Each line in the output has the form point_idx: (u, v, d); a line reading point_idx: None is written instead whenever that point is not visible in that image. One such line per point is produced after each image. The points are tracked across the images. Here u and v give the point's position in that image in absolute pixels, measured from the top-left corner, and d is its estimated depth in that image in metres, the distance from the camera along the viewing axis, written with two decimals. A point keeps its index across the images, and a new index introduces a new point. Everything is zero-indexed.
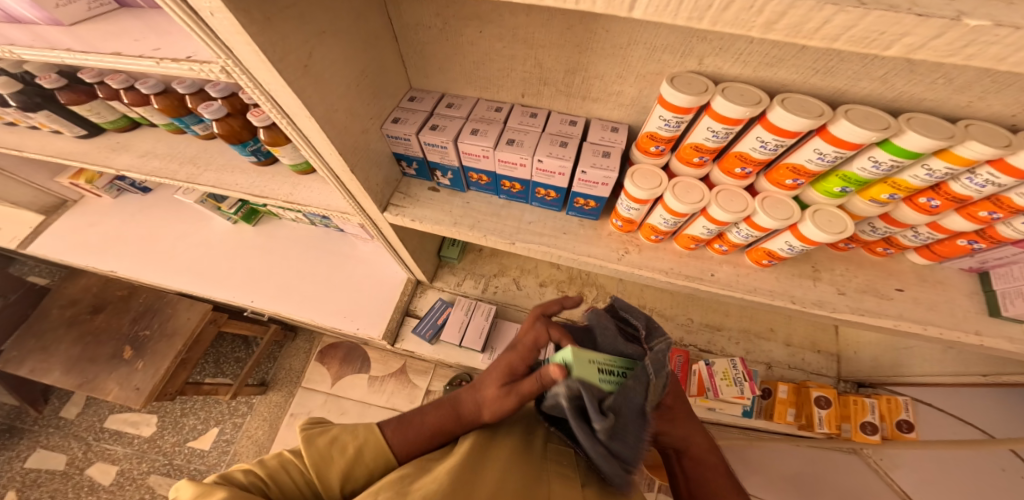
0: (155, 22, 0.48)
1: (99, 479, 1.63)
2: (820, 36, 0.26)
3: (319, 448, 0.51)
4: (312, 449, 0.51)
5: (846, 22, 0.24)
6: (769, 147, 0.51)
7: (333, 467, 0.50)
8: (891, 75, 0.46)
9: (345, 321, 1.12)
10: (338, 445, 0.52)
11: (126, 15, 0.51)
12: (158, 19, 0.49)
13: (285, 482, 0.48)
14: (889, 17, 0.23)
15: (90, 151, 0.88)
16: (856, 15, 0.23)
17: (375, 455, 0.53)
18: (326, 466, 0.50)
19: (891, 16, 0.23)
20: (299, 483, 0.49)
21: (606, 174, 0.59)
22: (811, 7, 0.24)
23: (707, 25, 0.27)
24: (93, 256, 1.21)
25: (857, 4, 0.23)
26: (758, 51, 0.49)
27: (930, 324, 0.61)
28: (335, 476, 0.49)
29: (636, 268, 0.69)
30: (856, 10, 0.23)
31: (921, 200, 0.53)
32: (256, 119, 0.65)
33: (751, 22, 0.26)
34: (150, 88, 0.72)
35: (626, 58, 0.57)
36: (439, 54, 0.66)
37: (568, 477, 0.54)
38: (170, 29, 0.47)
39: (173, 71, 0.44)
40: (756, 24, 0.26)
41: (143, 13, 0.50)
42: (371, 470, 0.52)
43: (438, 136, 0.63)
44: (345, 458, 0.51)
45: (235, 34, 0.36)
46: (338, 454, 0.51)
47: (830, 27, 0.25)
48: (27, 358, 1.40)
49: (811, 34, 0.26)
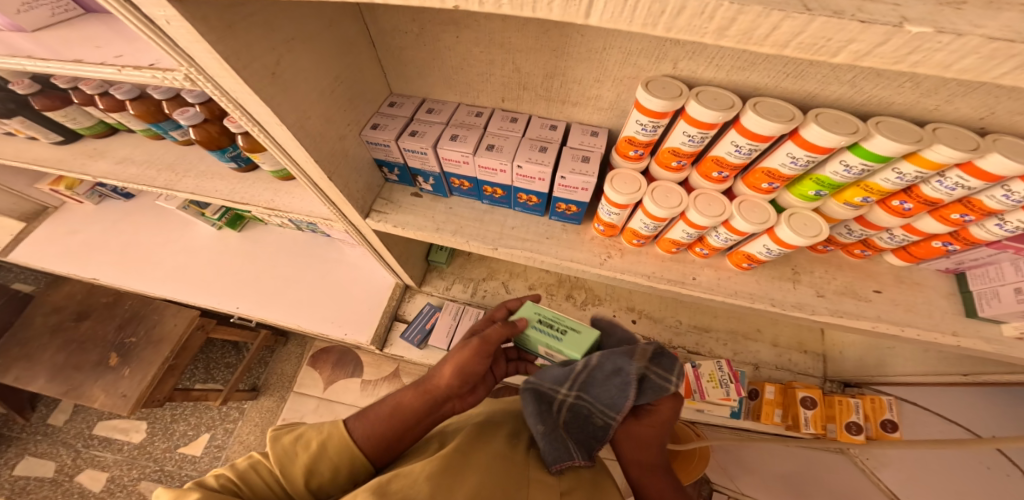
0: (121, 28, 0.48)
1: (88, 487, 1.61)
2: (771, 42, 0.26)
3: (285, 445, 0.52)
4: (278, 446, 0.51)
5: (795, 28, 0.24)
6: (744, 151, 0.51)
7: (300, 462, 0.50)
8: (859, 79, 0.47)
9: (333, 326, 1.11)
10: (302, 441, 0.52)
11: (92, 21, 0.50)
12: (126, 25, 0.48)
13: (256, 481, 0.48)
14: (835, 23, 0.23)
15: (67, 158, 0.86)
16: (803, 21, 0.24)
17: (337, 450, 0.52)
18: (292, 461, 0.50)
19: (837, 22, 0.23)
20: (268, 482, 0.48)
21: (585, 180, 0.59)
22: (760, 13, 0.24)
23: (663, 31, 0.27)
24: (74, 262, 1.19)
25: (803, 11, 0.23)
26: (729, 56, 0.49)
27: (907, 326, 0.61)
28: (299, 470, 0.50)
29: (619, 272, 0.69)
30: (803, 16, 0.23)
31: (895, 203, 0.53)
32: (233, 126, 0.66)
33: (705, 29, 0.26)
34: (125, 94, 0.71)
35: (602, 63, 0.57)
36: (417, 58, 0.65)
37: (549, 483, 0.53)
38: (136, 35, 0.47)
39: (136, 79, 0.43)
40: (709, 31, 0.26)
41: (108, 20, 0.49)
42: (336, 465, 0.52)
43: (417, 143, 0.62)
44: (309, 452, 0.51)
45: (194, 42, 0.35)
46: (301, 450, 0.51)
47: (779, 33, 0.25)
48: (11, 366, 1.38)
49: (763, 40, 0.26)
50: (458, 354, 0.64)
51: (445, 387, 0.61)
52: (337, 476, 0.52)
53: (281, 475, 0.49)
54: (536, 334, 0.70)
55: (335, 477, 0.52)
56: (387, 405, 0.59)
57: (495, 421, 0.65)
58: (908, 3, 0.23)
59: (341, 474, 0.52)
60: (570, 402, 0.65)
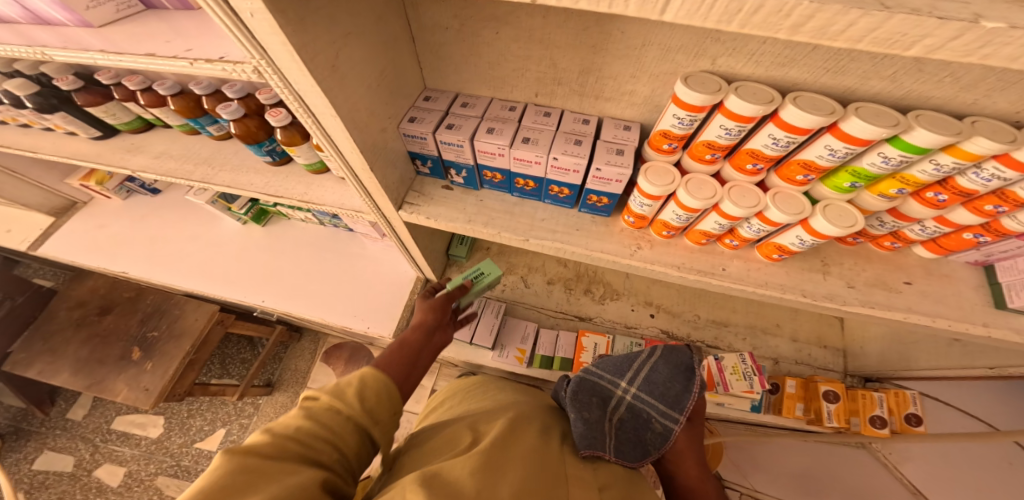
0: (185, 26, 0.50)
1: (106, 481, 1.63)
2: (844, 38, 0.27)
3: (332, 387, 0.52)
4: (320, 391, 0.52)
5: (871, 24, 0.25)
6: (781, 144, 0.52)
7: (349, 395, 0.51)
8: (900, 74, 0.48)
9: (355, 321, 1.12)
10: (343, 382, 0.53)
11: (152, 17, 0.52)
12: (187, 21, 0.50)
13: (320, 418, 0.48)
14: (913, 19, 0.24)
15: (105, 153, 0.89)
16: (880, 19, 0.25)
17: (373, 379, 0.54)
18: (342, 395, 0.51)
19: (915, 19, 0.24)
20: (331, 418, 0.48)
21: (620, 171, 0.60)
22: (839, 10, 0.25)
23: (735, 28, 0.29)
24: (103, 256, 1.22)
25: (881, 8, 0.24)
26: (770, 51, 0.50)
27: (938, 317, 0.62)
28: (353, 400, 0.50)
29: (649, 263, 0.70)
30: (880, 13, 0.24)
31: (929, 195, 0.54)
32: (274, 119, 0.68)
33: (779, 25, 0.28)
34: (168, 89, 0.74)
35: (640, 58, 0.58)
36: (455, 54, 0.67)
37: (587, 478, 0.54)
38: (199, 31, 0.49)
39: (206, 71, 0.45)
40: (783, 27, 0.27)
41: (171, 18, 0.52)
42: (380, 391, 0.53)
43: (454, 135, 0.64)
44: (355, 387, 0.52)
45: (271, 34, 0.37)
46: (347, 387, 0.52)
47: (854, 29, 0.26)
48: (36, 360, 1.41)
49: (836, 36, 0.27)
50: (423, 303, 0.80)
51: (429, 318, 0.76)
52: (383, 401, 0.52)
53: (335, 407, 0.50)
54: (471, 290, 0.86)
55: (382, 403, 0.52)
56: (389, 347, 0.67)
57: (527, 414, 0.67)
58: (978, 0, 0.24)
59: (386, 399, 0.53)
60: (626, 399, 0.74)
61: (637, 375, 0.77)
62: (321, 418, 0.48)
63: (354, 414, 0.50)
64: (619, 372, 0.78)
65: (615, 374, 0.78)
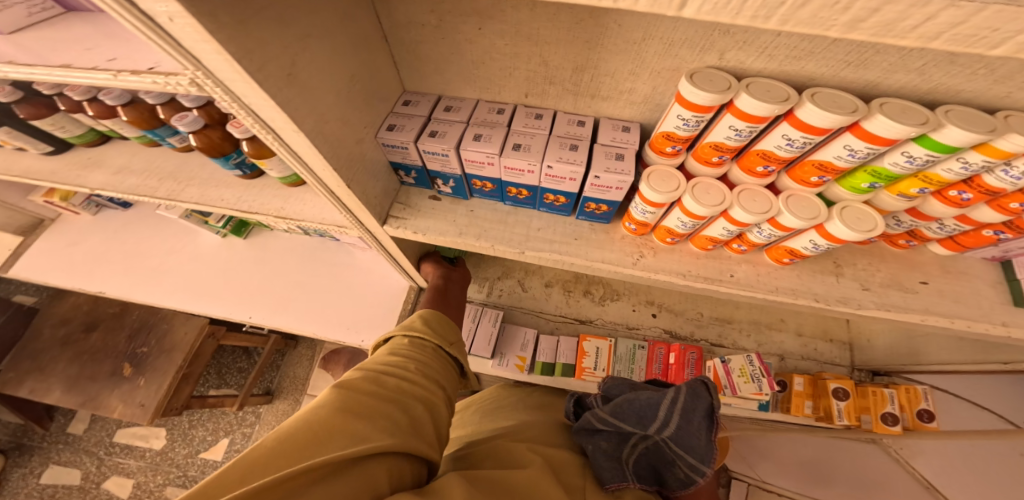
0: (133, 40, 0.45)
1: (116, 493, 1.61)
2: (917, 34, 0.24)
3: (401, 331, 0.65)
4: (397, 330, 0.66)
5: (955, 18, 0.23)
6: (796, 145, 0.48)
7: (420, 328, 0.66)
8: (928, 66, 0.43)
9: (349, 334, 1.08)
10: (410, 321, 0.68)
11: (74, 19, 0.49)
12: (110, 24, 0.48)
13: (403, 350, 0.61)
14: (1009, 11, 0.21)
15: (61, 170, 0.83)
16: (969, 11, 0.22)
17: (431, 313, 0.70)
18: (415, 329, 0.66)
19: (1012, 10, 0.21)
20: (411, 348, 0.62)
21: (621, 178, 0.56)
22: (913, 3, 0.22)
23: (777, 24, 0.26)
24: (77, 275, 1.16)
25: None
26: (785, 44, 0.45)
27: (957, 318, 0.59)
28: (423, 330, 0.66)
29: (652, 272, 0.66)
30: (971, 4, 0.21)
31: (952, 193, 0.50)
32: (238, 131, 0.62)
33: (833, 21, 0.25)
34: (115, 99, 0.67)
35: (639, 54, 0.53)
36: (436, 53, 0.62)
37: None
38: (125, 36, 0.46)
39: (133, 83, 0.43)
40: (838, 23, 0.25)
41: (118, 31, 0.46)
42: (439, 320, 0.69)
43: (438, 144, 0.59)
44: (419, 325, 0.67)
45: (201, 41, 0.33)
46: (414, 325, 0.66)
47: (934, 22, 0.23)
48: (26, 379, 1.36)
49: (905, 33, 0.24)
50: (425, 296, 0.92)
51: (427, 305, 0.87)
52: (444, 328, 0.69)
53: (412, 339, 0.64)
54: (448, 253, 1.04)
55: (444, 329, 0.69)
56: None
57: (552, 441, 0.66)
58: None
59: (446, 326, 0.70)
60: None
61: (660, 414, 0.57)
62: (402, 350, 0.61)
63: (429, 339, 0.65)
64: (633, 398, 0.61)
65: (627, 402, 0.62)
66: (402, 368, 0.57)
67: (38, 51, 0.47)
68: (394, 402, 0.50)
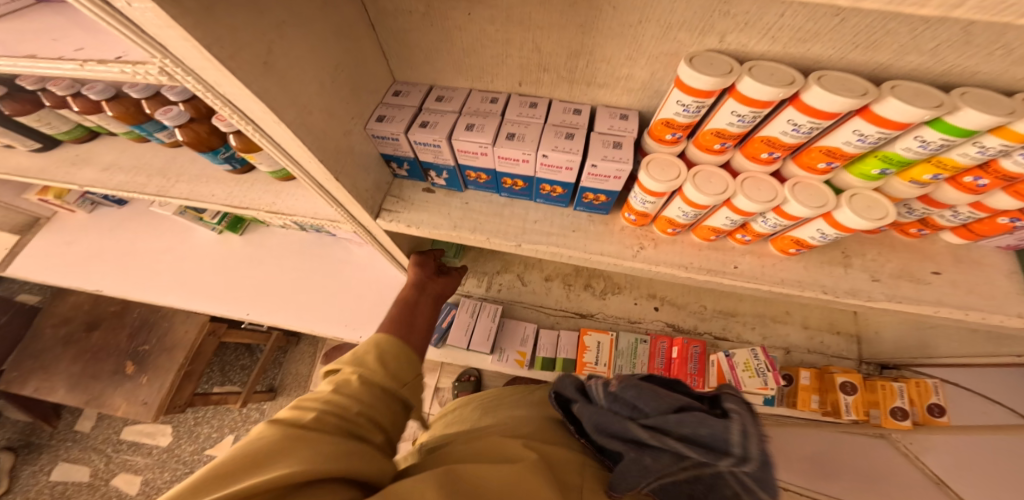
0: (105, 29, 0.44)
1: (125, 490, 1.62)
2: None
3: (352, 360, 0.52)
4: (345, 360, 0.53)
5: None
6: (802, 130, 0.45)
7: (371, 362, 0.53)
8: (942, 48, 0.41)
9: (347, 330, 1.07)
10: (361, 350, 0.55)
11: (44, 10, 0.48)
12: (82, 13, 0.46)
13: (346, 388, 0.48)
14: None
15: (50, 167, 0.81)
16: None
17: (388, 342, 0.56)
18: (365, 363, 0.52)
19: None
20: (357, 387, 0.49)
21: (619, 167, 0.53)
22: None
23: None
24: (73, 274, 1.15)
25: None
26: (789, 25, 0.43)
27: (971, 310, 0.57)
28: (377, 364, 0.52)
29: (653, 264, 0.64)
30: None
31: (967, 180, 0.48)
32: (223, 125, 0.61)
33: None
34: (99, 94, 0.66)
35: (636, 38, 0.51)
36: (424, 42, 0.59)
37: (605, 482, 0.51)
38: (95, 26, 0.45)
39: (102, 73, 0.41)
40: None
41: (89, 20, 0.45)
42: (399, 352, 0.55)
43: (429, 134, 0.57)
44: (374, 356, 0.54)
45: (165, 27, 0.31)
46: (367, 356, 0.53)
47: None
48: (29, 378, 1.37)
49: None
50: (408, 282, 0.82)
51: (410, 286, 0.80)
52: (404, 361, 0.55)
53: (362, 373, 0.51)
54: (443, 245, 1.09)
55: (404, 363, 0.55)
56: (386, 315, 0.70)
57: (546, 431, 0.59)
58: None
59: (406, 360, 0.56)
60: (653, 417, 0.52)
61: (733, 448, 0.40)
62: (346, 388, 0.48)
63: (382, 377, 0.51)
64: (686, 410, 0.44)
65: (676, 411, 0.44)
66: (343, 410, 0.45)
67: (3, 42, 0.45)
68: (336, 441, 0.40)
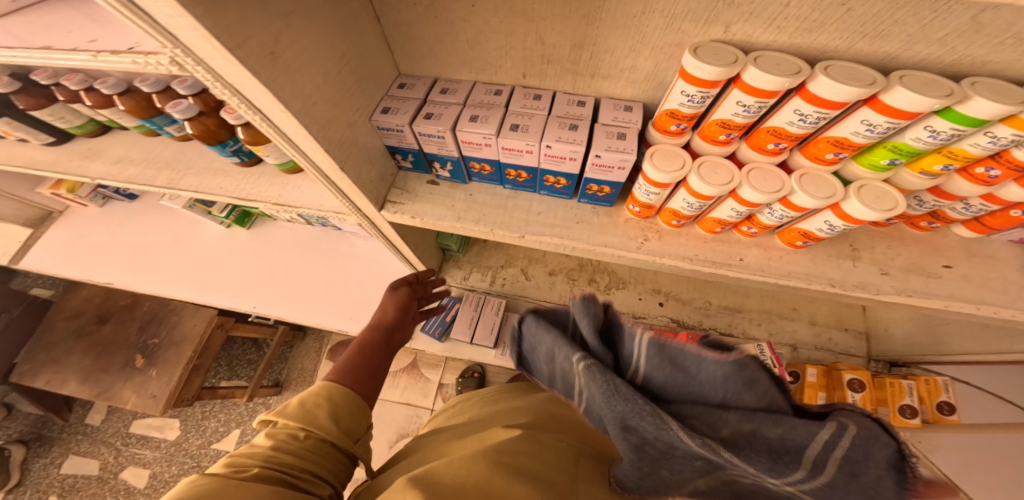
0: (116, 21, 0.44)
1: (133, 483, 1.65)
2: None
3: (299, 412, 0.52)
4: (290, 414, 0.51)
5: None
6: (809, 121, 0.45)
7: (321, 420, 0.51)
8: (952, 37, 0.40)
9: (352, 323, 1.08)
10: (310, 403, 0.53)
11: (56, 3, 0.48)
12: (92, 5, 0.47)
13: (286, 448, 0.48)
14: None
15: (62, 160, 0.83)
16: None
17: (342, 396, 0.55)
18: (314, 420, 0.51)
19: None
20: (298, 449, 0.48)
21: (622, 157, 0.53)
22: None
23: None
24: (84, 267, 1.17)
25: None
26: (795, 14, 0.42)
27: (983, 304, 0.56)
28: (323, 420, 0.51)
29: (658, 256, 0.63)
30: None
31: (978, 171, 0.47)
32: (232, 117, 0.61)
33: None
34: (111, 88, 0.67)
35: (640, 28, 0.51)
36: (428, 33, 0.60)
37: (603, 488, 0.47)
38: (105, 18, 0.45)
39: (115, 64, 0.42)
40: None
41: (100, 12, 0.45)
42: (348, 406, 0.54)
43: (434, 126, 0.57)
44: (323, 409, 0.52)
45: (176, 16, 0.32)
46: (316, 409, 0.52)
47: None
48: (41, 371, 1.39)
49: None
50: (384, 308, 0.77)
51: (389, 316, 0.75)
52: (353, 416, 0.54)
53: (306, 432, 0.50)
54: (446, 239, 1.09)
55: (354, 418, 0.54)
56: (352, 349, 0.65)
57: (540, 419, 0.59)
58: None
59: (359, 413, 0.55)
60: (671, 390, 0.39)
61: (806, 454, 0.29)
62: (287, 449, 0.48)
63: (327, 436, 0.50)
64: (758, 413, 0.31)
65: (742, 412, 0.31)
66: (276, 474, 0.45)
67: (18, 34, 0.46)
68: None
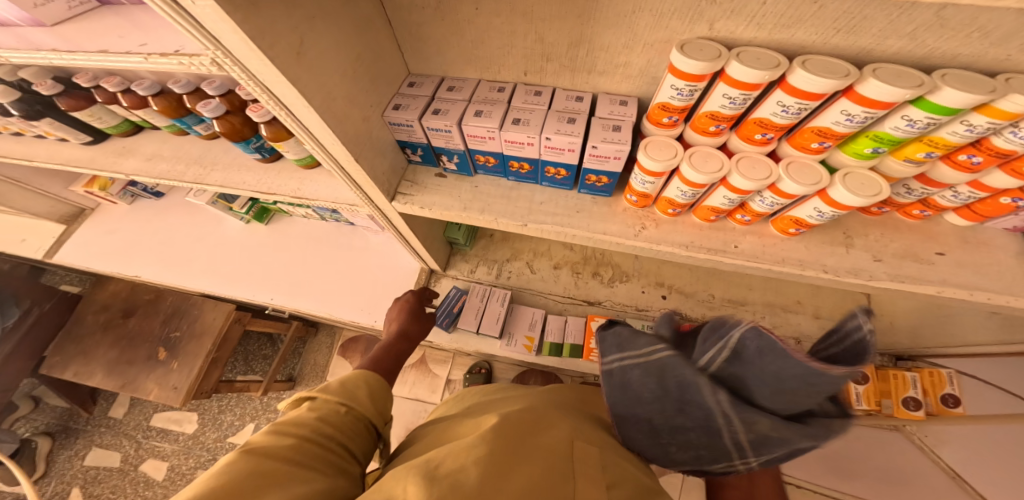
0: (159, 26, 0.49)
1: (153, 475, 1.71)
2: None
3: (341, 389, 0.57)
4: (332, 391, 0.56)
5: None
6: (792, 111, 0.47)
7: (361, 398, 0.58)
8: (921, 31, 0.43)
9: (363, 314, 1.12)
10: (351, 384, 0.59)
11: (105, 11, 0.54)
12: (136, 13, 0.52)
13: (332, 418, 0.52)
14: None
15: (98, 157, 0.89)
16: None
17: (377, 381, 0.62)
18: (354, 397, 0.57)
19: None
20: (343, 420, 0.53)
21: (618, 147, 0.56)
22: None
23: None
24: (114, 260, 1.24)
25: None
26: (773, 12, 0.45)
27: (976, 290, 0.57)
28: (366, 398, 0.58)
29: (654, 244, 0.66)
30: None
31: (961, 158, 0.48)
32: (256, 115, 0.66)
33: None
34: (146, 90, 0.73)
35: (632, 27, 0.54)
36: (435, 35, 0.64)
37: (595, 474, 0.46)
38: (148, 24, 0.50)
39: (162, 65, 0.46)
40: None
41: (145, 19, 0.50)
42: (382, 389, 0.61)
43: (441, 120, 0.61)
44: (363, 390, 0.59)
45: (220, 22, 0.36)
46: (358, 389, 0.58)
47: None
48: (70, 362, 1.46)
49: None
50: (402, 316, 0.88)
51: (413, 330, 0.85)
52: (383, 398, 0.61)
53: (347, 406, 0.55)
54: (453, 230, 1.11)
55: (384, 400, 0.61)
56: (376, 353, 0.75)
57: (535, 407, 0.60)
58: None
59: (388, 398, 0.62)
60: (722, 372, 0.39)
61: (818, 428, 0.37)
62: (332, 418, 0.52)
63: (367, 413, 0.56)
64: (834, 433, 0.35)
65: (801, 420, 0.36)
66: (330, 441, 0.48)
67: (75, 40, 0.51)
68: (326, 468, 0.44)
